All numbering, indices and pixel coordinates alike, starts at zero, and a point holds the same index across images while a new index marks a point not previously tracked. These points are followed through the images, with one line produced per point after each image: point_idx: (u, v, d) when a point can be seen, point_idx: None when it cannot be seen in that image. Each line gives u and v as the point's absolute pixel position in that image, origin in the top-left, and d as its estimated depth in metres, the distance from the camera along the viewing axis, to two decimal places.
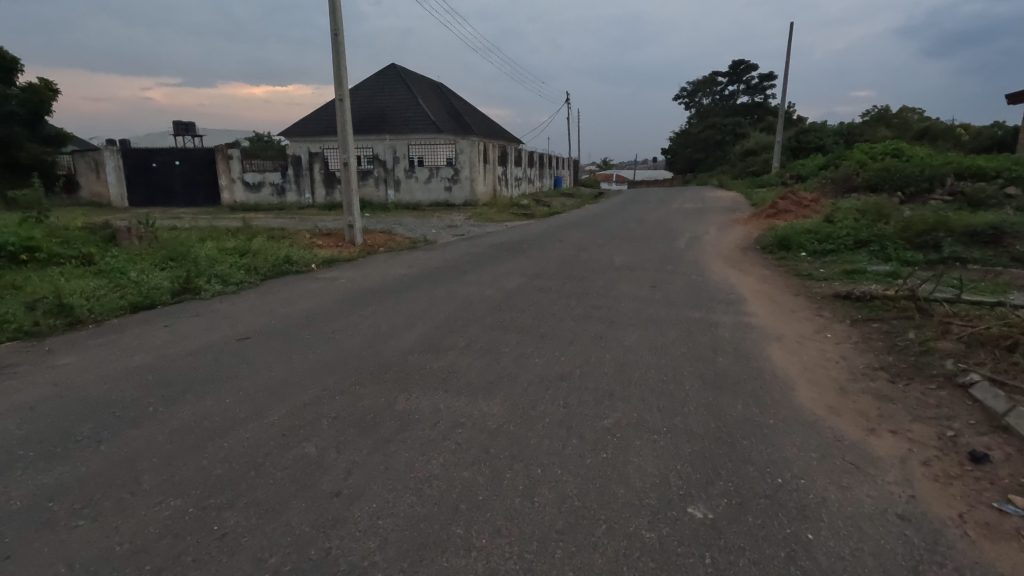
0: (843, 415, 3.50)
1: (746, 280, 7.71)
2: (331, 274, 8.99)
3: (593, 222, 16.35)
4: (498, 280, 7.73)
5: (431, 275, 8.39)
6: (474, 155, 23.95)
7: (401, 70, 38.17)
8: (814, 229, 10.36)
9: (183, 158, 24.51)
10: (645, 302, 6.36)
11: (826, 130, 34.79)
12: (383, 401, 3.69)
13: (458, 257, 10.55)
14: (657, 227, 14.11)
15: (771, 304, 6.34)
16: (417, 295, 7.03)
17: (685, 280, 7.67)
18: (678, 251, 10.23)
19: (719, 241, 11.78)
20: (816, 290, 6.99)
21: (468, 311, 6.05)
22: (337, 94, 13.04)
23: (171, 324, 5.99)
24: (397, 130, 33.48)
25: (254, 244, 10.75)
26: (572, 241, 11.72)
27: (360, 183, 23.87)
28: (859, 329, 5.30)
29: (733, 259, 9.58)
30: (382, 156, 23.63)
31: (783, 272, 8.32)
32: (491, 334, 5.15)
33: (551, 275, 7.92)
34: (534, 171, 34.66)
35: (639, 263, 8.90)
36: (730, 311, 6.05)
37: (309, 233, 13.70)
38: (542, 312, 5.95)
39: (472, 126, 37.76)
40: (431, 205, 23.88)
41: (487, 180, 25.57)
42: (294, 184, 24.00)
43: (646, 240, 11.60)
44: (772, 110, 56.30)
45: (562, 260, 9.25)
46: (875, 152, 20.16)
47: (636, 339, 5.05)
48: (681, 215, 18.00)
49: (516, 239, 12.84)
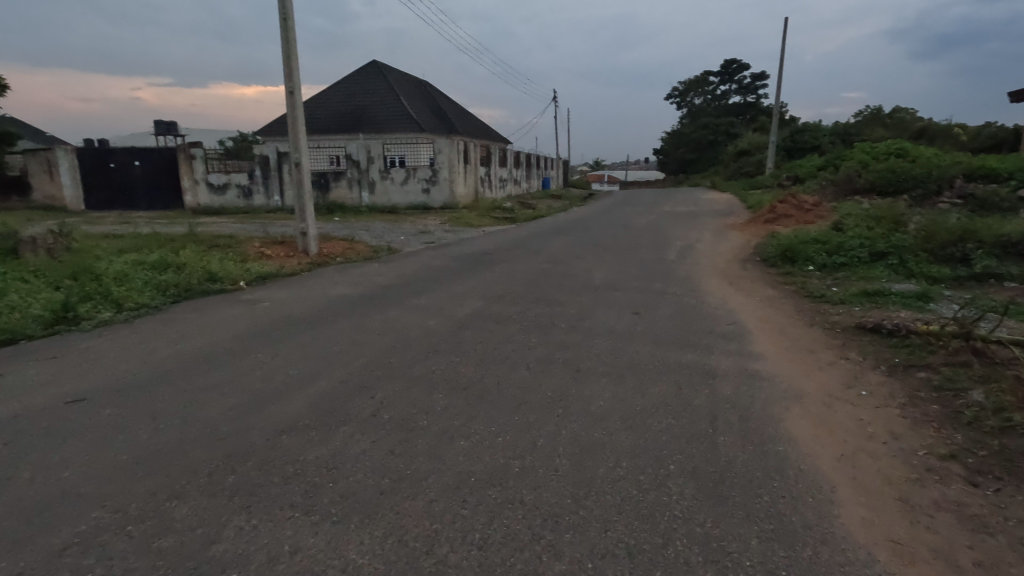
0: (920, 565, 2.21)
1: (747, 304, 6.47)
2: (257, 293, 7.63)
3: (577, 228, 15.06)
4: (449, 305, 6.40)
5: (374, 296, 7.06)
6: (453, 155, 22.57)
7: (382, 67, 36.70)
8: (822, 238, 9.11)
9: (142, 158, 22.99)
10: (622, 338, 5.08)
11: (822, 130, 33.74)
12: (198, 537, 2.35)
13: (417, 270, 9.22)
14: (646, 234, 12.84)
15: (781, 340, 5.08)
16: (344, 326, 5.69)
17: (674, 303, 6.41)
18: (667, 264, 8.99)
19: (713, 251, 10.56)
20: (833, 317, 5.75)
21: (396, 353, 4.72)
22: (288, 86, 11.66)
23: (10, 371, 4.64)
24: (376, 129, 32.09)
25: (181, 257, 9.34)
26: (550, 251, 10.47)
27: (332, 185, 22.39)
28: (901, 380, 4.06)
29: (730, 273, 8.35)
30: (356, 156, 22.17)
31: (789, 291, 7.09)
32: (411, 395, 3.82)
33: (514, 298, 6.62)
34: (521, 172, 33.37)
35: (621, 280, 7.62)
36: (731, 351, 4.77)
37: (259, 242, 12.31)
38: (488, 355, 4.64)
39: (457, 126, 36.42)
40: (408, 208, 22.52)
41: (469, 181, 24.22)
42: (262, 186, 22.54)
43: (633, 250, 10.34)
44: (764, 110, 55.36)
45: (533, 277, 7.96)
46: (876, 152, 19.01)
47: (606, 401, 3.74)
48: (672, 219, 16.73)
49: (489, 248, 11.53)
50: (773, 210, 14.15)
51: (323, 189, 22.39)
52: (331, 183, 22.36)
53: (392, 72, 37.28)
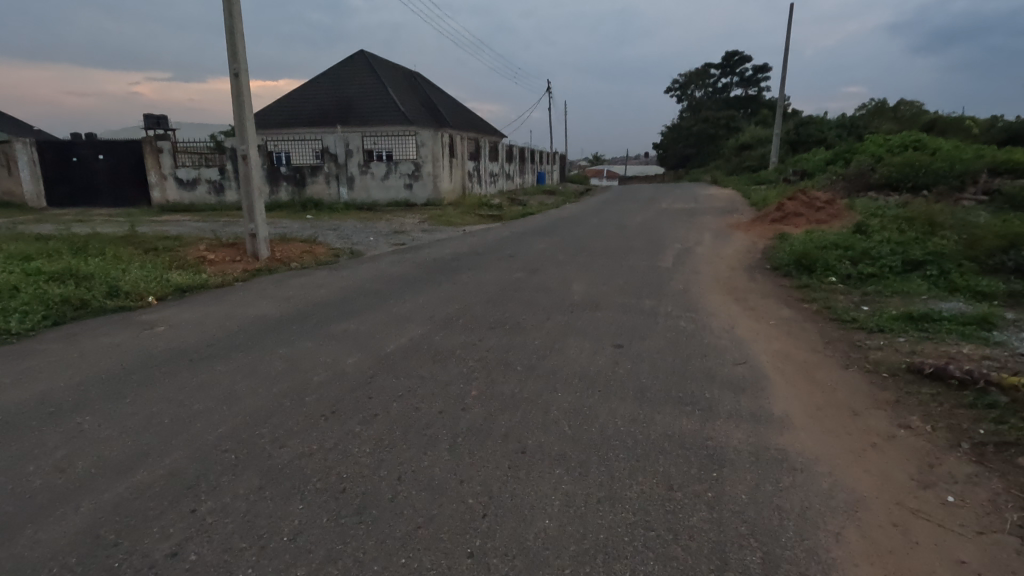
0: None
1: (759, 332, 5.13)
2: (163, 311, 6.29)
3: (566, 227, 13.74)
4: (382, 333, 5.06)
5: (298, 318, 5.72)
6: (437, 149, 21.15)
7: (370, 58, 35.20)
8: (845, 243, 7.76)
9: (107, 152, 21.59)
10: (593, 390, 3.75)
11: (827, 123, 32.39)
12: None
13: (368, 279, 7.88)
14: (638, 236, 11.51)
15: (810, 393, 3.73)
16: (235, 365, 4.35)
17: (667, 331, 5.06)
18: (660, 274, 7.66)
19: (715, 256, 9.24)
20: (873, 355, 4.40)
21: (274, 418, 3.38)
22: (232, 68, 10.20)
23: None
24: (362, 122, 30.67)
25: (94, 264, 7.99)
26: (528, 255, 9.17)
27: (308, 180, 21.00)
28: (999, 472, 2.74)
29: (735, 286, 7.01)
30: (333, 149, 20.77)
31: (810, 313, 5.74)
32: (253, 509, 2.47)
33: (466, 324, 5.28)
34: (513, 167, 31.97)
35: (604, 297, 6.30)
36: (745, 412, 3.44)
37: (205, 244, 10.98)
38: (400, 421, 3.30)
39: (448, 119, 35.00)
40: (389, 205, 21.15)
41: (455, 176, 22.83)
42: (234, 181, 21.20)
43: (622, 256, 9.01)
44: (766, 104, 53.88)
45: (498, 292, 6.61)
46: (890, 144, 17.59)
47: (555, 520, 2.40)
48: (670, 217, 15.37)
49: (461, 252, 10.18)
50: (781, 207, 12.74)
51: (299, 184, 21.01)
52: (307, 178, 20.96)
53: (381, 63, 35.79)
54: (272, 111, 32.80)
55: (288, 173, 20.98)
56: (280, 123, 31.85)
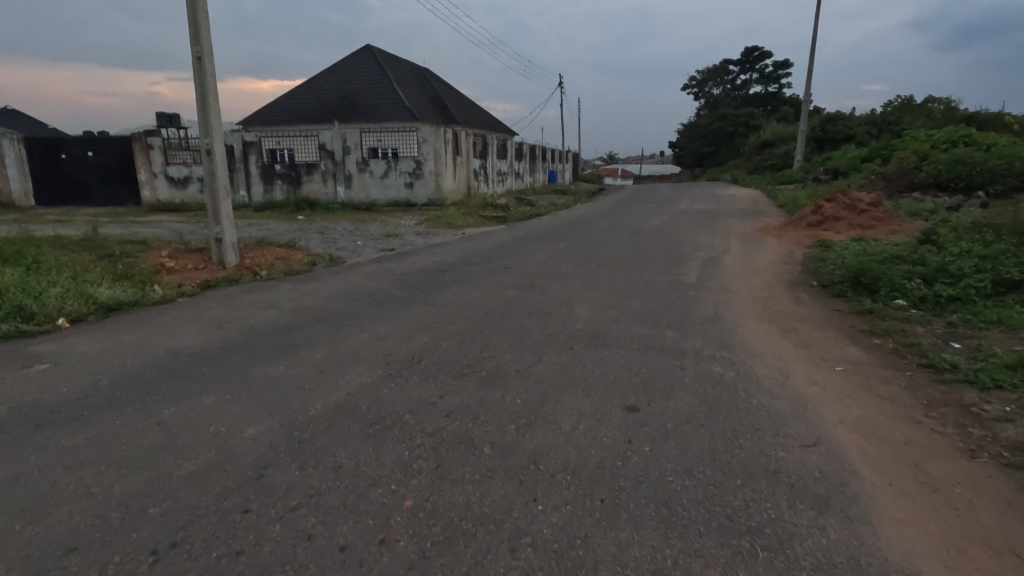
0: None
1: (827, 385, 3.76)
2: (67, 338, 5.09)
3: (575, 231, 12.36)
4: (314, 383, 3.77)
5: (219, 354, 4.45)
6: (440, 146, 19.79)
7: (376, 53, 34.08)
8: (913, 258, 6.32)
9: (97, 149, 20.69)
10: (592, 502, 2.43)
11: (856, 119, 30.65)
12: None
13: (332, 294, 6.60)
14: (656, 242, 10.09)
15: (937, 519, 2.35)
16: (91, 435, 3.09)
17: (699, 385, 3.70)
18: (683, 293, 6.28)
19: (746, 268, 7.85)
20: (1007, 432, 3.01)
21: (76, 558, 2.10)
22: (194, 51, 8.97)
23: None
24: (366, 118, 29.59)
25: (16, 275, 6.83)
26: (527, 266, 7.86)
27: (304, 178, 19.90)
28: None
29: (779, 310, 5.61)
30: (330, 146, 19.64)
31: (886, 355, 4.33)
32: None
33: (428, 369, 3.96)
34: (523, 165, 30.66)
35: (614, 327, 4.97)
36: (841, 560, 2.10)
37: (168, 249, 9.85)
38: (271, 573, 2.01)
39: (456, 115, 33.80)
40: (388, 205, 19.93)
41: (460, 174, 21.56)
42: None
43: (638, 269, 7.65)
44: (787, 100, 52.00)
45: (482, 317, 5.28)
46: (936, 139, 15.93)
47: None
48: (690, 221, 13.96)
49: (452, 260, 8.89)
50: (818, 208, 11.24)
51: (294, 183, 19.92)
52: (302, 176, 19.88)
53: (388, 57, 34.62)
54: (275, 108, 31.84)
55: (283, 171, 19.91)
56: (283, 121, 30.85)
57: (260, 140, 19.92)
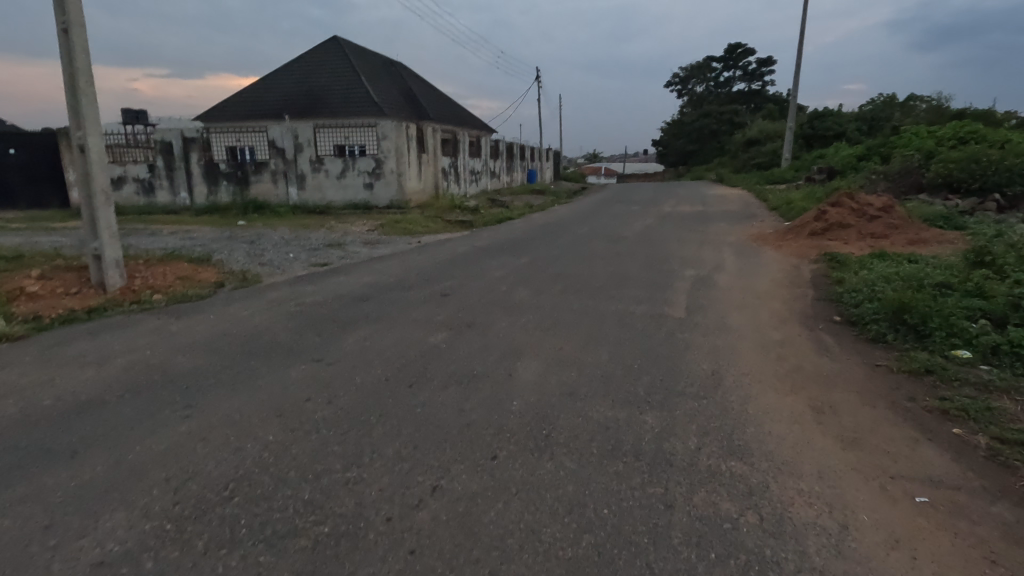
0: None
1: (913, 543, 2.21)
2: None
3: (544, 239, 10.78)
4: (5, 563, 2.09)
5: None
6: (402, 142, 17.98)
7: (344, 44, 32.10)
8: (970, 289, 4.81)
9: (19, 145, 18.55)
10: None
11: (845, 115, 29.51)
12: None
13: (200, 338, 4.92)
14: (636, 256, 8.54)
15: None
16: None
17: (698, 553, 2.12)
18: (667, 337, 4.71)
19: (745, 292, 6.33)
20: None
21: None
22: (60, 22, 7.13)
23: None
24: (331, 113, 27.65)
25: None
26: (473, 291, 6.26)
27: (252, 178, 18.11)
28: None
29: (800, 367, 4.07)
30: (280, 143, 17.79)
31: (984, 464, 2.77)
32: None
33: (239, 516, 2.32)
34: (499, 164, 28.99)
35: (568, 406, 3.36)
36: None
37: (42, 267, 8.05)
38: None
39: (430, 111, 31.99)
40: (345, 207, 18.11)
41: (426, 174, 19.81)
42: (166, 180, 18.24)
43: (610, 296, 6.07)
44: (772, 97, 50.95)
45: (379, 387, 3.66)
46: (940, 136, 14.59)
47: None
48: (675, 226, 12.47)
49: (384, 280, 7.26)
50: (822, 213, 9.73)
51: (241, 183, 18.14)
52: (250, 176, 18.10)
53: (356, 49, 32.68)
54: (234, 102, 29.81)
55: (229, 170, 18.11)
56: (242, 116, 28.83)
57: (203, 136, 18.04)
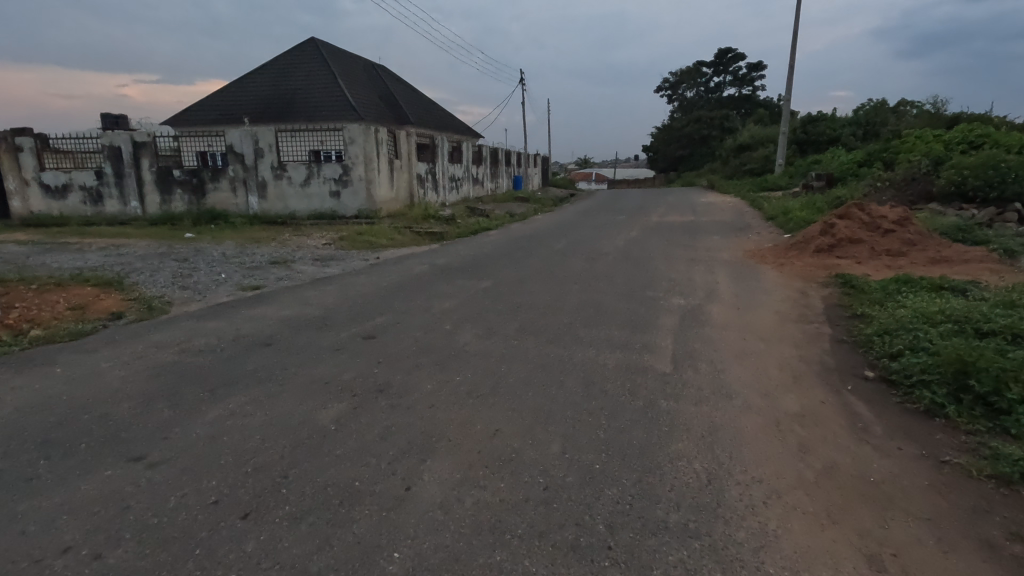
0: None
1: None
2: None
3: (515, 256, 9.53)
4: None
5: None
6: (371, 147, 16.59)
7: (321, 45, 30.86)
8: None
9: None
10: None
11: (839, 120, 28.64)
12: None
13: (15, 408, 3.63)
14: (616, 279, 7.29)
15: None
16: None
17: None
18: (645, 408, 3.44)
19: (747, 330, 5.11)
20: None
21: None
22: None
23: None
24: (305, 116, 26.36)
25: None
26: (406, 332, 4.99)
27: (209, 187, 16.80)
28: None
29: (835, 467, 2.81)
30: (239, 148, 16.43)
31: None
32: None
33: None
34: (483, 170, 27.80)
35: (482, 567, 2.09)
36: None
37: None
38: None
39: (411, 115, 30.78)
40: (310, 217, 16.79)
41: (399, 181, 18.51)
42: (115, 188, 16.85)
43: (577, 338, 4.82)
44: (762, 103, 50.28)
45: (195, 519, 2.36)
46: (948, 141, 13.53)
47: None
48: (663, 239, 11.30)
49: (308, 312, 5.99)
50: (829, 226, 8.55)
51: (197, 192, 16.83)
52: (206, 184, 16.77)
53: (334, 52, 31.42)
54: (204, 105, 28.43)
55: (184, 177, 16.81)
56: (212, 120, 27.48)
57: (155, 141, 16.70)
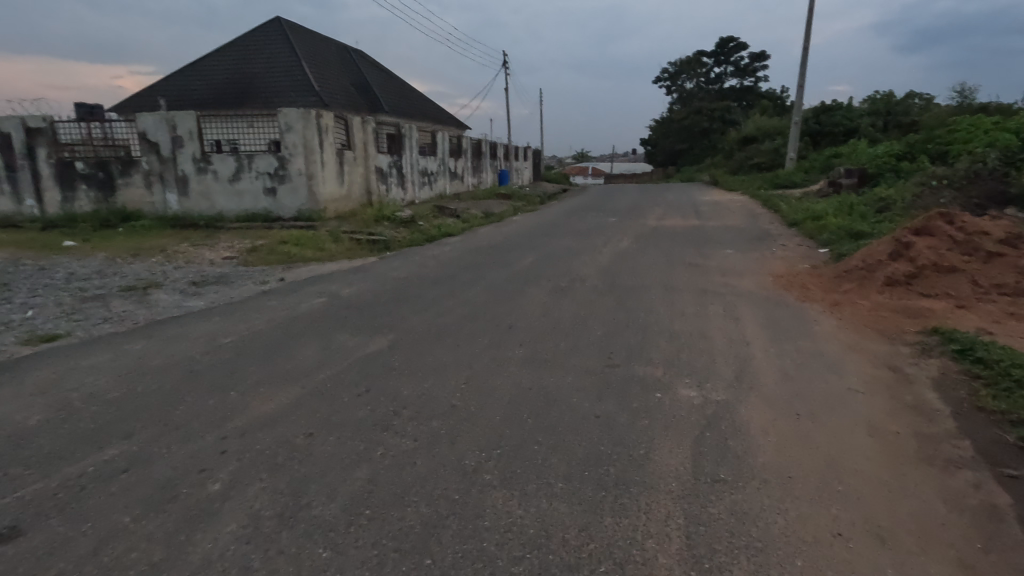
0: None
1: None
2: None
3: (456, 284, 6.82)
4: None
5: None
6: (312, 135, 13.79)
7: (285, 24, 27.83)
8: None
9: None
10: None
11: (857, 110, 25.87)
12: None
13: None
14: (585, 336, 4.62)
15: None
16: None
17: None
18: None
19: (837, 496, 2.45)
20: None
21: None
22: None
23: None
24: (261, 102, 23.50)
25: None
26: (110, 512, 2.31)
27: (119, 182, 14.07)
28: None
29: None
30: (153, 136, 13.64)
31: None
32: None
33: None
34: (462, 163, 25.01)
35: None
36: None
37: None
38: None
39: (385, 102, 27.88)
40: (240, 218, 14.06)
41: (352, 176, 15.78)
42: (7, 184, 14.13)
43: (468, 543, 2.15)
44: (767, 94, 47.39)
45: None
46: (1016, 129, 10.84)
47: None
48: (660, 253, 8.66)
49: (15, 420, 3.27)
50: (903, 246, 5.88)
51: (104, 187, 14.09)
52: (116, 179, 14.04)
53: (301, 32, 28.39)
54: (153, 91, 25.55)
55: (89, 171, 14.06)
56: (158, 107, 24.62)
57: (53, 126, 13.92)
